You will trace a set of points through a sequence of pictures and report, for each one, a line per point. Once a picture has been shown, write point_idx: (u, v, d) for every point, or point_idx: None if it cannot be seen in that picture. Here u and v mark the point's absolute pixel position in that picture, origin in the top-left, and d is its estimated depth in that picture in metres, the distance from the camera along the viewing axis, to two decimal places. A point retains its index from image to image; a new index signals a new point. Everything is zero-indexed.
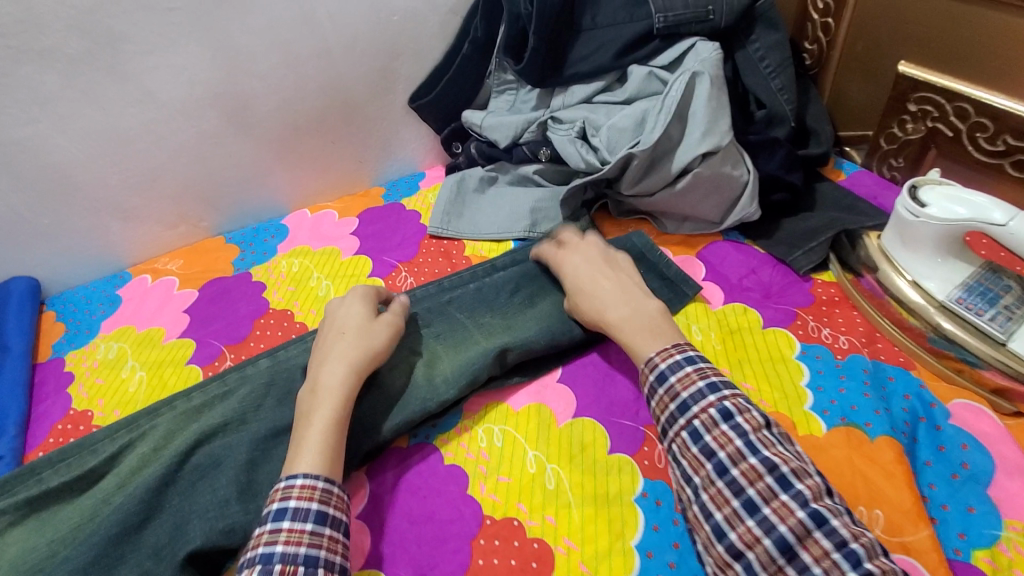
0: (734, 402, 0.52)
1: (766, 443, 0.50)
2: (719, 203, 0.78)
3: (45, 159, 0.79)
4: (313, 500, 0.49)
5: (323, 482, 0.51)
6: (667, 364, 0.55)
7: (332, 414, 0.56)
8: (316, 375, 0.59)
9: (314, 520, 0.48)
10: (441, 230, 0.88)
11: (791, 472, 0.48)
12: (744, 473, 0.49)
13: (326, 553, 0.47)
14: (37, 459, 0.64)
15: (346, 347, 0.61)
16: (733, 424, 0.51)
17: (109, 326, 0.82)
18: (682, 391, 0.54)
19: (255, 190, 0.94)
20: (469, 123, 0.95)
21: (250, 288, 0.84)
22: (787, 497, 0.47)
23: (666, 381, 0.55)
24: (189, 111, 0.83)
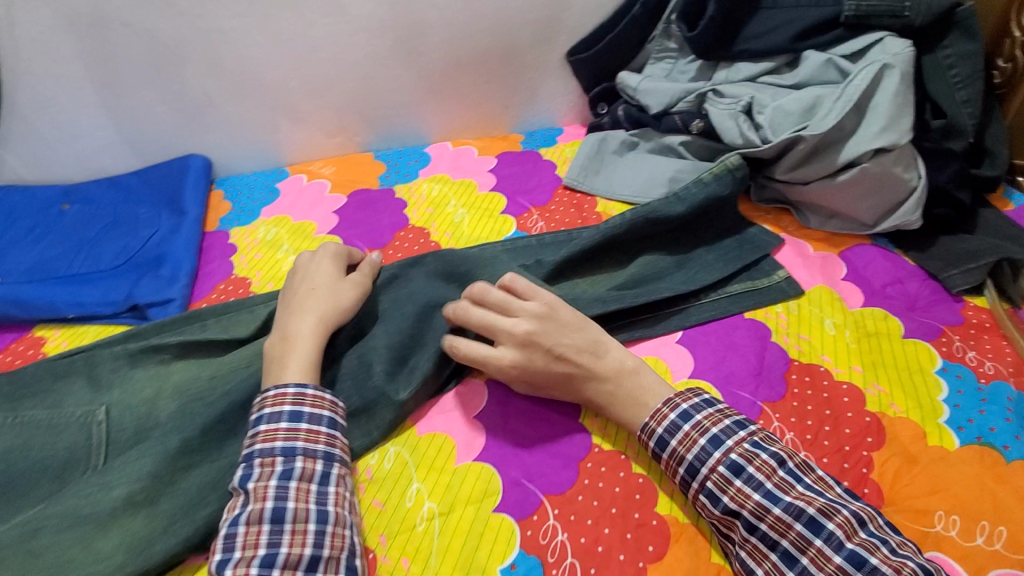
0: (740, 453, 0.50)
1: (786, 487, 0.49)
2: (878, 205, 0.75)
3: (242, 52, 0.88)
4: (285, 403, 0.53)
5: (292, 388, 0.54)
6: (665, 429, 0.53)
7: (306, 355, 0.58)
8: (286, 325, 0.61)
9: (288, 419, 0.52)
10: (576, 183, 0.90)
11: (819, 513, 0.47)
12: (772, 525, 0.48)
13: (303, 443, 0.52)
14: (201, 308, 0.74)
15: (320, 302, 0.63)
16: (746, 477, 0.49)
17: (269, 212, 0.91)
18: (686, 454, 0.52)
19: (408, 116, 1.00)
20: (623, 84, 0.95)
21: (393, 203, 0.90)
22: (820, 542, 0.46)
23: (667, 446, 0.53)
24: (370, 30, 0.89)
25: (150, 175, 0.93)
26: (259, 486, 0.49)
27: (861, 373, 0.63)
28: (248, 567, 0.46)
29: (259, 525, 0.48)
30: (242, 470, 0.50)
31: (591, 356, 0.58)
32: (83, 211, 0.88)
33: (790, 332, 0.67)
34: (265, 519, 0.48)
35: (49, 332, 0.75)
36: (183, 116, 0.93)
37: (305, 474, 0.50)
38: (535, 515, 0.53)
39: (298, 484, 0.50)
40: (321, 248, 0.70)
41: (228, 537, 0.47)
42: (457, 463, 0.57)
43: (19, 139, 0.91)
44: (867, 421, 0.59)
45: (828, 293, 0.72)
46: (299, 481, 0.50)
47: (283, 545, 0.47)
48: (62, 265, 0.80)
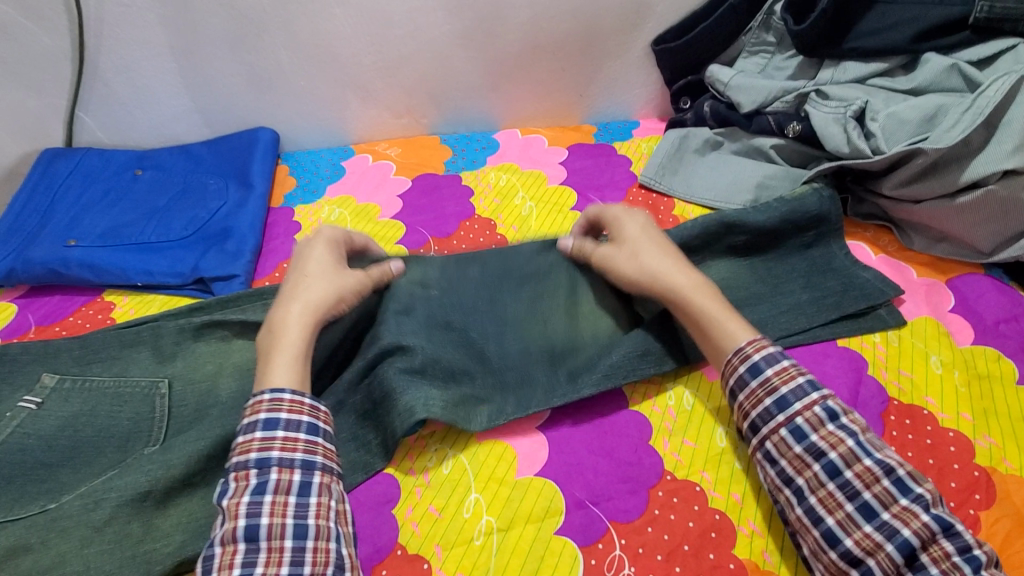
0: (839, 402, 0.50)
1: (877, 444, 0.48)
2: (1000, 232, 0.67)
3: (318, 25, 0.86)
4: (257, 413, 0.50)
5: (268, 394, 0.51)
6: (763, 356, 0.52)
7: (288, 359, 0.54)
8: (275, 318, 0.57)
9: (263, 428, 0.49)
10: (653, 182, 0.84)
11: (909, 475, 0.46)
12: (858, 475, 0.47)
13: (278, 453, 0.49)
14: (265, 286, 0.72)
15: (310, 291, 0.58)
16: (841, 425, 0.49)
17: (333, 191, 0.89)
18: (782, 386, 0.51)
19: (478, 100, 0.96)
20: (713, 78, 0.88)
21: (459, 190, 0.87)
22: (907, 502, 0.45)
23: (762, 374, 0.52)
24: (450, 7, 0.85)
25: (220, 146, 0.93)
26: (233, 503, 0.47)
27: (969, 422, 0.57)
28: None
29: (234, 544, 0.46)
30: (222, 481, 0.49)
31: (676, 265, 0.60)
32: (154, 178, 0.88)
33: (888, 367, 0.61)
34: (239, 538, 0.46)
35: (118, 298, 0.76)
36: (255, 88, 0.92)
37: (281, 486, 0.48)
38: (600, 543, 0.50)
39: (273, 498, 0.47)
40: (317, 231, 0.64)
41: (207, 557, 0.46)
42: (517, 477, 0.54)
43: (98, 102, 0.92)
44: (975, 475, 0.53)
45: (935, 326, 0.65)
46: (274, 495, 0.47)
47: (258, 564, 0.45)
48: (133, 232, 0.80)
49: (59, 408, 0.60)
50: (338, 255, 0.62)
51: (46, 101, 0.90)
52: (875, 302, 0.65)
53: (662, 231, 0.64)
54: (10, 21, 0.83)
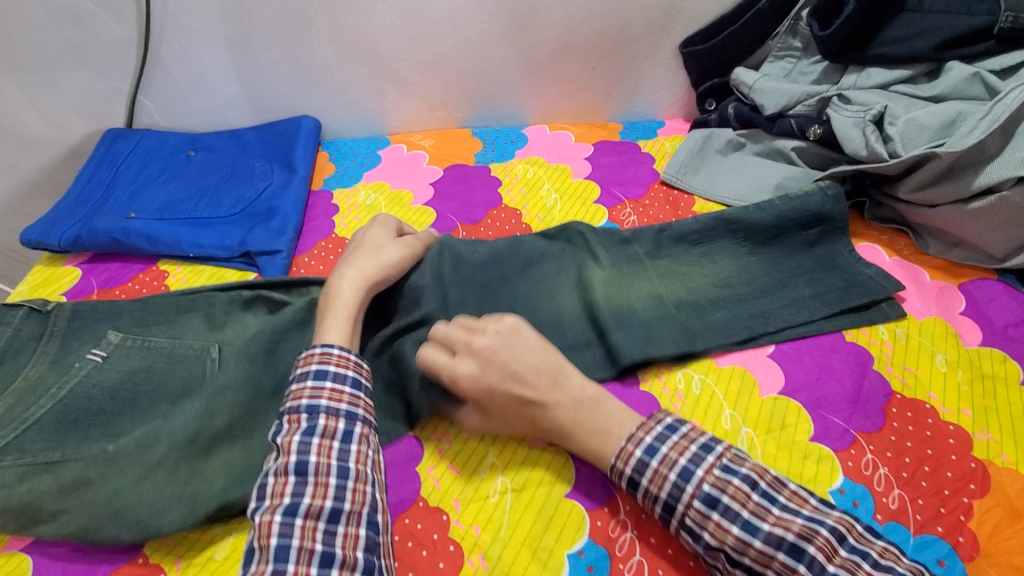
0: (713, 484, 0.47)
1: (762, 513, 0.46)
2: (1012, 238, 0.69)
3: (363, 21, 0.91)
4: (310, 363, 0.56)
5: (319, 348, 0.57)
6: (632, 468, 0.50)
7: (345, 321, 0.60)
8: (334, 283, 0.63)
9: (314, 377, 0.55)
10: (674, 179, 0.87)
11: (798, 538, 0.44)
12: (755, 560, 0.45)
13: (326, 400, 0.54)
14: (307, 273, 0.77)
15: (366, 261, 0.65)
16: (722, 511, 0.46)
17: (370, 177, 0.95)
18: (660, 492, 0.49)
19: (510, 97, 1.01)
20: (738, 81, 0.91)
21: (488, 180, 0.91)
22: (804, 571, 0.43)
23: (639, 485, 0.50)
24: (486, 6, 0.90)
25: (266, 132, 1.00)
26: (286, 440, 0.52)
27: (968, 419, 0.59)
28: (273, 514, 0.48)
29: (286, 476, 0.50)
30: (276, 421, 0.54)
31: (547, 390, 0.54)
32: (206, 160, 0.95)
33: (894, 362, 0.64)
34: (290, 471, 0.50)
35: (171, 267, 0.82)
36: (300, 77, 0.98)
37: (327, 430, 0.53)
38: (606, 506, 0.54)
39: (319, 439, 0.52)
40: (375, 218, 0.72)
41: (262, 486, 0.51)
42: (531, 444, 0.58)
43: (157, 87, 0.99)
44: (971, 467, 0.56)
45: (943, 327, 0.67)
46: (320, 437, 0.52)
47: (305, 495, 0.49)
48: (186, 208, 0.87)
49: (120, 363, 0.66)
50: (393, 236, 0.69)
51: (113, 84, 0.98)
52: (877, 296, 0.68)
53: (512, 375, 0.54)
54: (84, 9, 0.90)
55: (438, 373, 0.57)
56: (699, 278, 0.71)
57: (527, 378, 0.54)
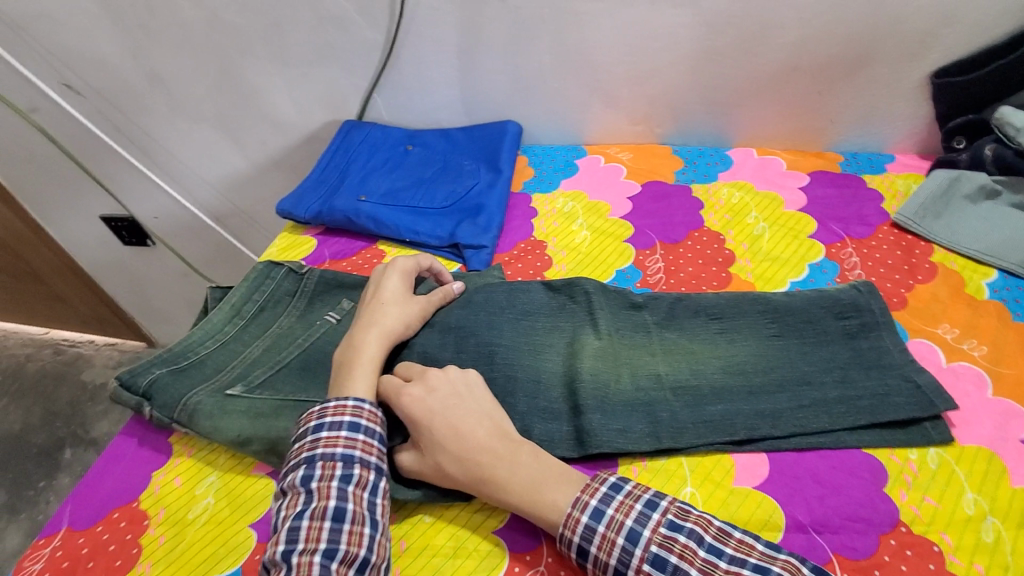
0: (658, 543, 0.49)
1: (711, 570, 0.48)
2: None
3: (586, 35, 0.94)
4: (344, 414, 0.57)
5: (352, 402, 0.58)
6: (580, 535, 0.51)
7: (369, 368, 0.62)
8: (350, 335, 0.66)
9: (348, 429, 0.57)
10: (909, 222, 0.78)
11: None
12: None
13: (360, 452, 0.56)
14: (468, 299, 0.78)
15: (385, 314, 0.68)
16: (670, 571, 0.48)
17: (567, 185, 0.98)
18: (607, 560, 0.50)
19: (717, 117, 0.98)
20: (1001, 121, 0.79)
21: (689, 201, 0.89)
22: None
23: (586, 554, 0.51)
24: (715, 25, 0.88)
25: (474, 133, 1.07)
26: (321, 486, 0.54)
27: None
28: (311, 556, 0.50)
29: (321, 522, 0.52)
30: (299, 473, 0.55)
31: (494, 444, 0.56)
32: (423, 155, 1.05)
33: None
34: (327, 517, 0.52)
35: (388, 247, 0.92)
36: (514, 85, 1.04)
37: (360, 480, 0.55)
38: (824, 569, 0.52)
39: (354, 488, 0.54)
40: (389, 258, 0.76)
41: (293, 529, 0.52)
42: (735, 484, 0.57)
43: (389, 86, 1.11)
44: None
45: None
46: (355, 486, 0.54)
47: (341, 541, 0.52)
48: (405, 197, 0.96)
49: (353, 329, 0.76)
50: (405, 282, 0.73)
51: (353, 82, 1.11)
52: (920, 413, 0.59)
53: (455, 401, 0.59)
54: (346, 15, 1.03)
55: (387, 397, 0.61)
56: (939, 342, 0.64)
57: (476, 419, 0.58)
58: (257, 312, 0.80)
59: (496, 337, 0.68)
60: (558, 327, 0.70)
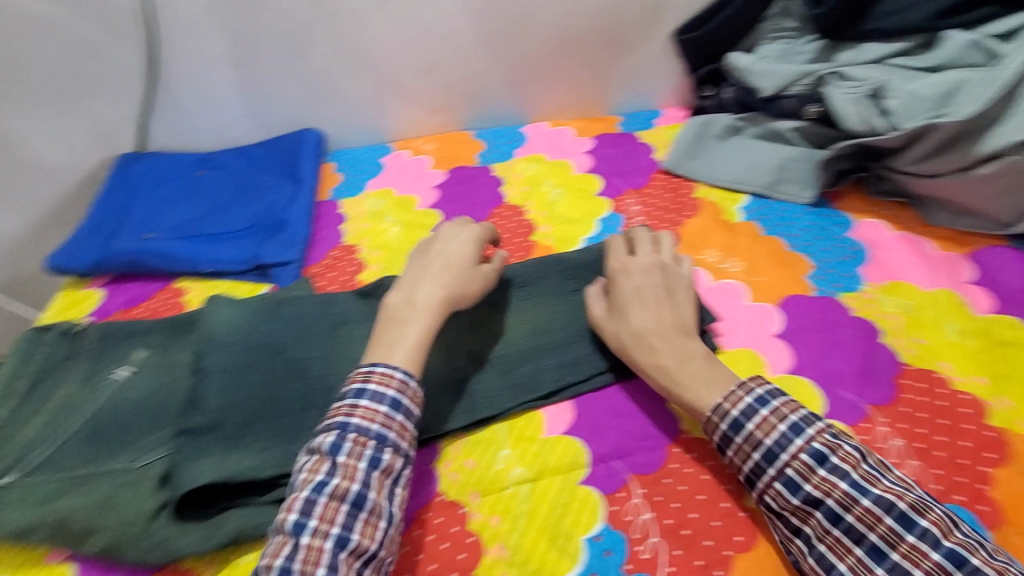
0: (823, 440, 0.48)
1: (871, 479, 0.46)
2: (1019, 204, 0.68)
3: (360, 31, 0.93)
4: (389, 387, 0.54)
5: (399, 373, 0.54)
6: (739, 411, 0.51)
7: (421, 330, 0.58)
8: (412, 291, 0.61)
9: (388, 405, 0.53)
10: (675, 166, 0.88)
11: (910, 509, 0.45)
12: (860, 517, 0.45)
13: (394, 435, 0.52)
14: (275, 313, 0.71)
15: (450, 280, 0.62)
16: (829, 467, 0.47)
17: (374, 185, 0.97)
18: (764, 438, 0.50)
19: (507, 96, 1.02)
20: (732, 65, 0.90)
21: (490, 180, 0.93)
22: (914, 538, 0.44)
23: (741, 429, 0.51)
24: (480, 9, 0.91)
25: (272, 148, 1.02)
26: (348, 466, 0.50)
27: (983, 386, 0.58)
28: (320, 542, 0.47)
29: (337, 503, 0.49)
30: (329, 438, 0.51)
31: (663, 345, 0.58)
32: (217, 178, 0.98)
33: (903, 334, 0.63)
34: (344, 500, 0.49)
35: (188, 283, 0.86)
36: (303, 93, 1.00)
37: (387, 466, 0.51)
38: (620, 491, 0.54)
39: (378, 474, 0.51)
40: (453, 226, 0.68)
41: (309, 501, 0.48)
42: (545, 435, 0.59)
43: (167, 112, 1.02)
44: (987, 437, 0.55)
45: (950, 296, 0.66)
46: (381, 472, 0.51)
47: (354, 531, 0.48)
48: (199, 225, 0.90)
49: (146, 379, 0.69)
50: (477, 252, 0.66)
51: (124, 113, 1.01)
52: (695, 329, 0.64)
53: (664, 293, 0.62)
54: (96, 41, 0.93)
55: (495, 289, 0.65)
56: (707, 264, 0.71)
57: (675, 302, 0.61)
58: (28, 388, 0.70)
59: (307, 351, 0.69)
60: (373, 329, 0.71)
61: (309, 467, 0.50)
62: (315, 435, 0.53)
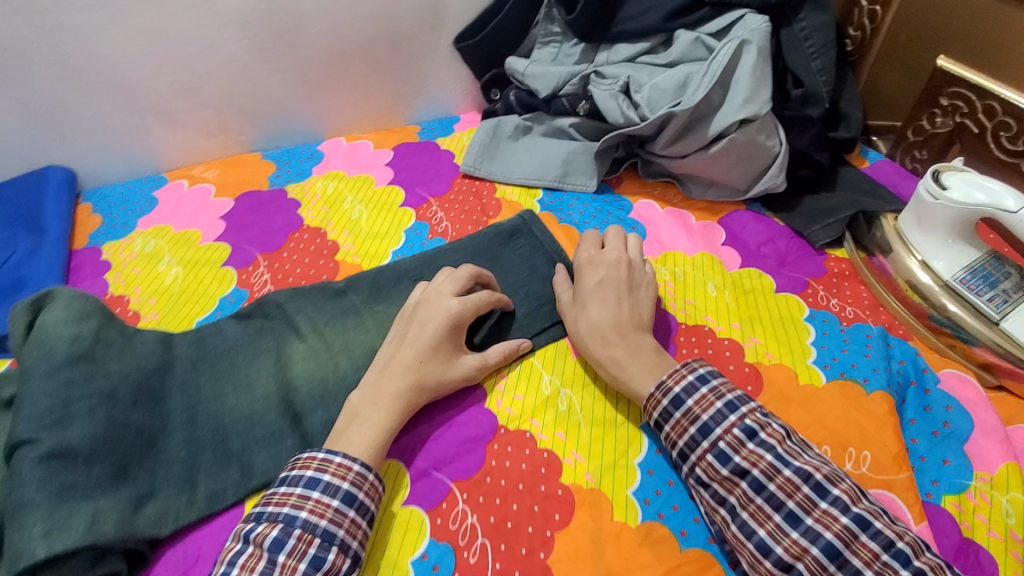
0: (755, 418, 0.51)
1: (794, 453, 0.49)
2: (749, 171, 0.81)
3: (96, 49, 0.81)
4: (345, 480, 0.50)
5: (359, 466, 0.50)
6: (682, 387, 0.54)
7: (380, 428, 0.54)
8: (380, 375, 0.57)
9: (342, 498, 0.49)
10: (474, 169, 0.89)
11: (825, 478, 0.48)
12: (781, 486, 0.48)
13: (344, 533, 0.48)
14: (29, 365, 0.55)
15: (426, 363, 0.58)
16: (759, 442, 0.50)
17: (146, 223, 0.84)
18: (702, 414, 0.52)
19: (294, 112, 0.96)
20: (512, 69, 0.96)
21: (286, 203, 0.86)
22: (826, 505, 0.47)
23: (683, 405, 0.53)
24: (243, 21, 0.85)
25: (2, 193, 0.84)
26: (288, 564, 0.45)
27: (740, 329, 0.67)
28: None
29: None
30: (276, 532, 0.46)
31: (617, 336, 0.59)
32: None
33: (677, 298, 0.71)
34: None
35: None
36: (36, 126, 0.84)
37: (332, 568, 0.46)
38: (444, 502, 0.54)
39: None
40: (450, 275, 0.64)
41: None
42: None
43: None
44: (746, 371, 0.63)
45: (710, 258, 0.77)
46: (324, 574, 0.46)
47: None
48: None
49: None
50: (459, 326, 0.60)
51: None
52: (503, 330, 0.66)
53: (626, 289, 0.63)
54: None
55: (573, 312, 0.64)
56: (522, 255, 0.74)
57: (636, 300, 0.63)
58: None
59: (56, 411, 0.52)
60: (260, 351, 0.64)
61: (245, 564, 0.45)
62: (258, 522, 0.48)
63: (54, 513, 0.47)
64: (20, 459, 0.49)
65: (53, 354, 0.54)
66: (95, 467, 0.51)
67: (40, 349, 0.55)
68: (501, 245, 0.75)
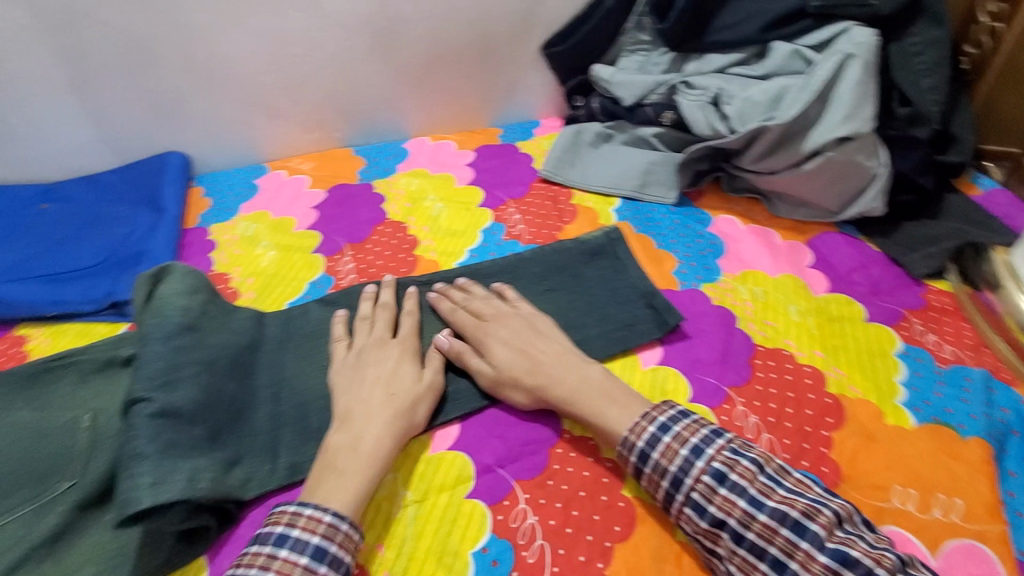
0: (722, 460, 0.49)
1: (767, 492, 0.47)
2: (843, 192, 0.77)
3: (216, 47, 0.88)
4: (315, 533, 0.47)
5: (329, 517, 0.48)
6: (645, 441, 0.52)
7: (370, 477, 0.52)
8: (345, 427, 0.55)
9: (310, 554, 0.46)
10: (553, 174, 0.90)
11: (801, 514, 0.45)
12: (760, 533, 0.46)
13: None
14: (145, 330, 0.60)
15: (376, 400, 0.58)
16: (730, 485, 0.48)
17: (247, 208, 0.91)
18: (669, 465, 0.50)
19: (385, 112, 1.00)
20: (597, 76, 0.96)
21: (372, 197, 0.91)
22: (806, 544, 0.44)
23: (649, 459, 0.51)
24: (347, 25, 0.90)
25: (127, 173, 0.94)
26: None
27: (822, 357, 0.64)
28: None
29: None
30: None
31: (564, 362, 0.59)
32: (61, 210, 0.89)
33: (755, 319, 0.69)
34: None
35: (31, 330, 0.76)
36: (158, 114, 0.93)
37: None
38: (506, 500, 0.55)
39: None
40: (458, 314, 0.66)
41: None
42: (431, 452, 0.59)
43: None
44: (827, 402, 0.60)
45: (795, 281, 0.73)
46: None
47: None
48: (40, 265, 0.81)
49: None
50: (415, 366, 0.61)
51: None
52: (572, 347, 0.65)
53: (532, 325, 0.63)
54: None
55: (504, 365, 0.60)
56: (598, 263, 0.74)
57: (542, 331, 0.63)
58: None
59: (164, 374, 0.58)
60: None
61: None
62: None
63: (160, 465, 0.52)
64: (135, 415, 0.54)
65: (166, 321, 0.60)
66: (195, 429, 0.56)
67: (156, 317, 0.61)
68: (573, 251, 0.75)
